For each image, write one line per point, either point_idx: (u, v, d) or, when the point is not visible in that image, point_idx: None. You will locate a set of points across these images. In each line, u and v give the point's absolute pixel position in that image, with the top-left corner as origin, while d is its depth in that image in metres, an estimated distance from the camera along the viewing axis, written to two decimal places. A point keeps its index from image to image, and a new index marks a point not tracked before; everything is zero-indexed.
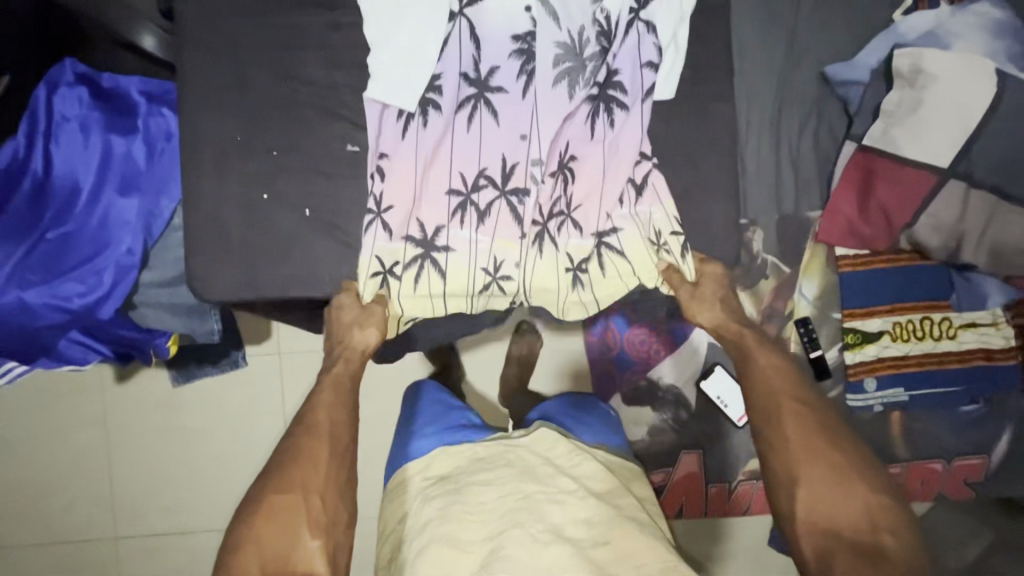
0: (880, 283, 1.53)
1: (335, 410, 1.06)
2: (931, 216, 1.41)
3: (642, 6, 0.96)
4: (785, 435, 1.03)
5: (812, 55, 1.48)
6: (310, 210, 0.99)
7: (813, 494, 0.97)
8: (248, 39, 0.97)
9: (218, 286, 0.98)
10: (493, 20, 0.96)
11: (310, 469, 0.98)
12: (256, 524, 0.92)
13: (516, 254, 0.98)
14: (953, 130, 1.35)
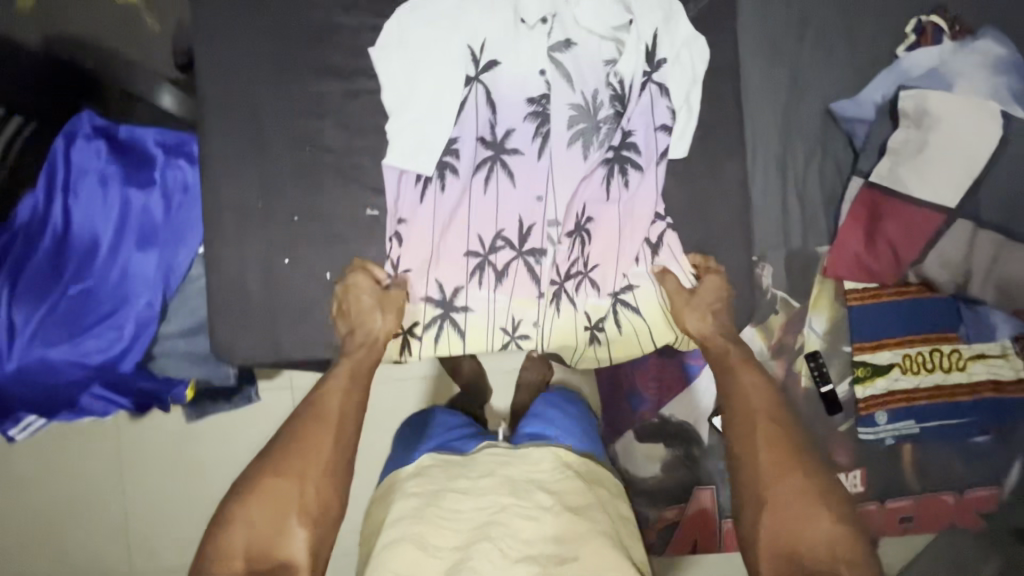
0: (886, 315, 1.54)
1: (347, 396, 1.01)
2: (939, 251, 1.43)
3: (654, 70, 1.01)
4: (760, 449, 1.01)
5: (818, 94, 1.54)
6: (331, 273, 1.03)
7: (788, 514, 0.95)
8: (269, 106, 0.99)
9: (241, 350, 1.00)
10: (508, 84, 0.99)
11: (309, 464, 0.94)
12: (245, 506, 0.90)
13: (533, 314, 1.04)
14: (957, 171, 1.40)
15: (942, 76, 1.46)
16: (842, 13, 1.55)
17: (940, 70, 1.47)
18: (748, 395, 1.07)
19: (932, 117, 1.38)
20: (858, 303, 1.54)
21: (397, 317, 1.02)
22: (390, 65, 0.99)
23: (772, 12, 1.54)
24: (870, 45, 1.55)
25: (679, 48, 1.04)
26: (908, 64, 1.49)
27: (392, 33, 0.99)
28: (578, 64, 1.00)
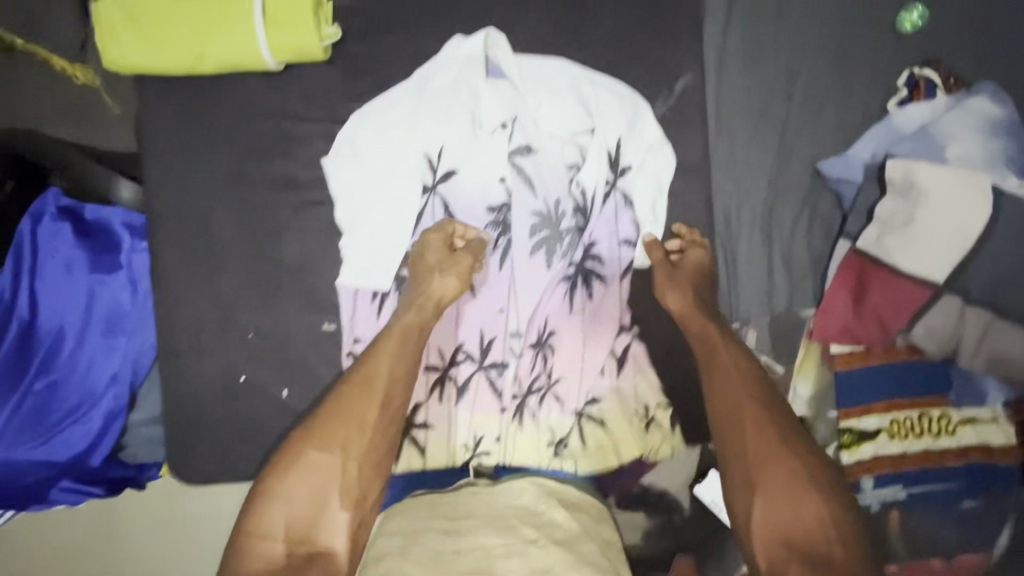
0: (872, 377, 1.30)
1: (396, 361, 1.10)
2: (925, 325, 1.29)
3: (617, 180, 1.16)
4: (743, 424, 1.14)
5: (801, 147, 1.36)
6: (286, 388, 1.11)
7: (763, 460, 1.12)
8: (226, 227, 1.10)
9: (200, 463, 1.11)
10: (469, 194, 1.14)
11: (354, 440, 1.06)
12: (291, 481, 1.05)
13: (494, 429, 1.14)
14: (947, 246, 1.29)
15: (934, 140, 1.32)
16: (829, 63, 1.37)
17: (932, 130, 1.33)
18: (729, 394, 1.16)
19: (923, 193, 1.29)
20: (845, 368, 1.31)
21: (461, 278, 1.12)
22: (342, 176, 1.12)
23: (750, 72, 1.35)
24: (863, 96, 1.36)
25: (638, 155, 1.18)
26: (900, 121, 1.35)
27: (346, 137, 1.12)
28: (541, 166, 1.15)
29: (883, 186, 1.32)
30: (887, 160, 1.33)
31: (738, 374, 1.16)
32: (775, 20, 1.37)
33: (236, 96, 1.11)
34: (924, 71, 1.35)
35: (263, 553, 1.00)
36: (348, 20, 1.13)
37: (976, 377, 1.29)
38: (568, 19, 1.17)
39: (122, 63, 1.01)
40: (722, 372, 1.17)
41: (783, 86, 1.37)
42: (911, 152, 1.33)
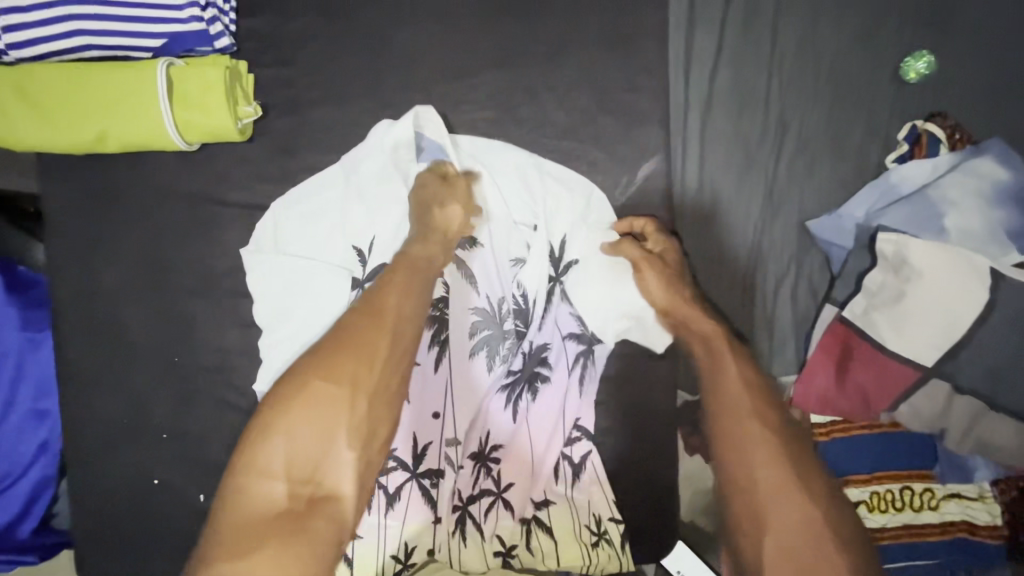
0: (855, 451, 0.96)
1: (405, 293, 0.77)
2: (912, 408, 0.94)
3: (562, 274, 0.88)
4: (751, 446, 0.72)
5: (792, 203, 1.06)
6: (160, 478, 0.88)
7: (772, 485, 0.69)
8: (133, 293, 0.88)
9: (108, 570, 0.89)
10: None
11: (363, 369, 0.70)
12: (292, 410, 0.67)
13: (429, 541, 0.85)
14: (942, 332, 0.92)
15: (940, 207, 0.97)
16: (827, 114, 1.06)
17: (934, 194, 0.98)
18: (734, 411, 0.75)
19: (918, 268, 0.94)
20: (825, 440, 0.97)
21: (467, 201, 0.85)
22: (263, 272, 0.85)
23: (742, 117, 1.05)
24: (854, 154, 1.06)
25: (602, 244, 0.88)
26: (896, 181, 1.03)
27: (266, 233, 0.86)
28: (493, 264, 0.88)
29: (874, 256, 0.98)
30: (878, 232, 0.98)
31: (743, 379, 0.78)
32: (767, 57, 1.05)
33: (140, 179, 0.87)
34: (929, 124, 1.03)
35: (263, 498, 0.64)
36: (262, 67, 0.86)
37: (966, 461, 0.96)
38: (528, 72, 0.87)
39: (21, 142, 0.81)
40: (729, 380, 0.79)
41: (774, 138, 1.05)
42: (905, 221, 0.99)
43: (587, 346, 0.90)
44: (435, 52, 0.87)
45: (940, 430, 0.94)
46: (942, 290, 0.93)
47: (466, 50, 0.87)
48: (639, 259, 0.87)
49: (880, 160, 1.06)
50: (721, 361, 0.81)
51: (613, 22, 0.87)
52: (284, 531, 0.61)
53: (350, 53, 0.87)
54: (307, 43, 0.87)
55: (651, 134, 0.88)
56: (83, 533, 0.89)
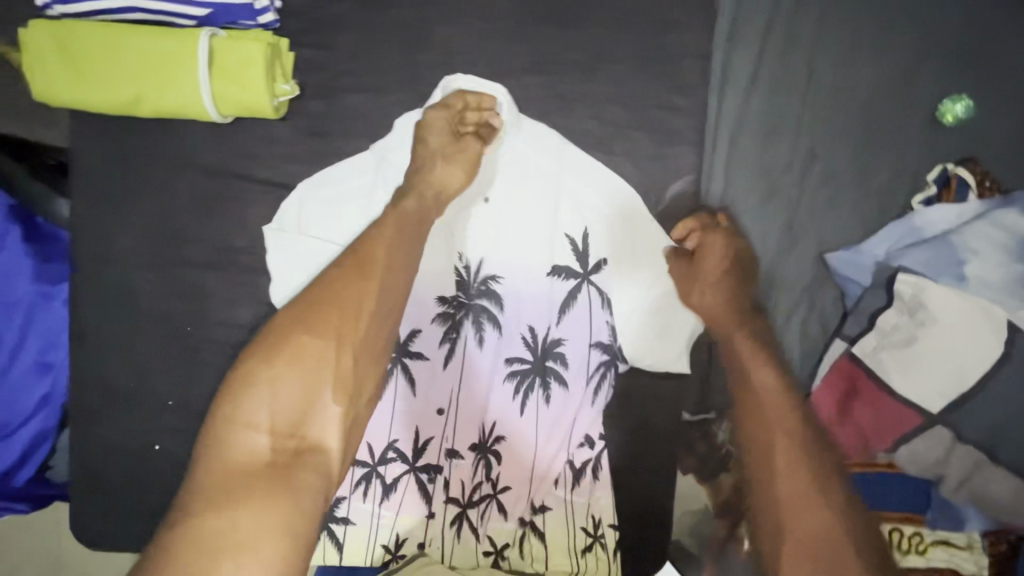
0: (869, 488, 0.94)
1: (393, 248, 0.84)
2: (910, 453, 0.94)
3: (592, 272, 0.88)
4: (777, 458, 0.84)
5: (811, 235, 1.01)
6: (160, 445, 0.88)
7: (791, 496, 0.82)
8: (148, 259, 0.87)
9: (106, 529, 0.90)
10: (421, 276, 0.87)
11: (349, 326, 0.79)
12: (278, 367, 0.75)
13: (422, 535, 0.88)
14: (949, 378, 0.94)
15: (958, 254, 0.96)
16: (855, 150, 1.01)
17: (955, 241, 0.97)
18: (763, 423, 0.86)
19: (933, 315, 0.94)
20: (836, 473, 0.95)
21: (466, 165, 0.86)
22: (283, 251, 0.85)
23: (768, 146, 1.01)
24: (877, 191, 1.01)
25: (625, 245, 0.88)
26: (920, 222, 0.99)
27: (288, 214, 0.86)
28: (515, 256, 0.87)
29: (892, 297, 0.97)
30: (897, 274, 0.97)
31: (767, 386, 0.88)
32: (798, 85, 1.02)
33: (166, 144, 0.86)
34: (960, 168, 1.00)
35: (248, 448, 0.72)
36: (300, 46, 0.85)
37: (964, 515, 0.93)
38: (564, 81, 0.86)
39: (56, 98, 0.81)
40: (759, 388, 0.89)
41: (800, 167, 1.01)
42: (924, 265, 0.97)
43: (611, 356, 0.89)
44: (474, 51, 0.86)
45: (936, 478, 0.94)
46: (950, 339, 0.94)
47: (504, 53, 0.86)
48: (675, 256, 0.88)
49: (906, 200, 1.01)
50: (750, 366, 0.89)
51: (656, 40, 0.86)
52: (273, 474, 0.70)
53: (389, 43, 0.86)
54: (345, 27, 0.85)
55: (684, 157, 0.87)
56: (82, 491, 0.89)
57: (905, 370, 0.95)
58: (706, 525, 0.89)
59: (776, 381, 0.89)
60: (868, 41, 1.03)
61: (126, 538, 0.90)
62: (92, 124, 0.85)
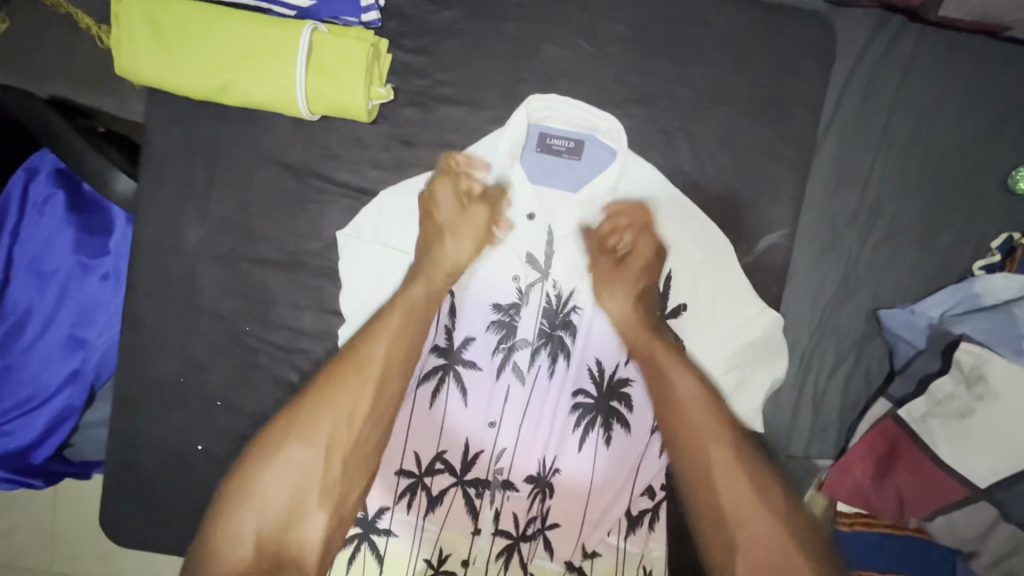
0: (869, 550, 0.91)
1: (394, 343, 0.80)
2: (948, 522, 0.89)
3: (671, 315, 0.82)
4: (709, 455, 0.81)
5: (872, 296, 1.00)
6: (201, 445, 0.85)
7: (726, 477, 0.81)
8: (212, 251, 0.84)
9: (134, 528, 0.86)
10: (480, 281, 0.82)
11: (340, 433, 0.79)
12: (268, 474, 0.79)
13: (466, 553, 0.84)
14: (1007, 455, 0.86)
15: (1020, 328, 0.89)
16: (925, 212, 1.00)
17: (1018, 314, 0.90)
18: (690, 423, 0.82)
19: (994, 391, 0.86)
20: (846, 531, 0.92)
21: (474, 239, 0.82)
22: (354, 259, 0.82)
23: (836, 200, 1.00)
24: (944, 257, 1.00)
25: (710, 291, 0.83)
26: (979, 291, 0.95)
27: (367, 220, 0.82)
28: (588, 272, 0.83)
29: (948, 363, 0.90)
30: (959, 340, 0.90)
31: (690, 388, 0.82)
32: (882, 141, 0.99)
33: (244, 132, 0.83)
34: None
35: (236, 559, 0.77)
36: (401, 50, 0.83)
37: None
38: (666, 115, 0.84)
39: (135, 72, 0.77)
40: (679, 394, 0.82)
41: (866, 223, 1.00)
42: (984, 334, 0.91)
43: (681, 408, 0.83)
44: (578, 74, 0.83)
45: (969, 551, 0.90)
46: (1011, 417, 0.86)
47: (609, 80, 0.84)
48: (594, 253, 0.83)
49: (967, 264, 1.00)
50: (667, 377, 0.82)
51: (763, 83, 0.84)
52: None
53: (492, 56, 0.83)
54: (449, 36, 0.83)
55: (780, 207, 0.85)
56: (114, 486, 0.85)
57: (959, 442, 0.88)
58: None
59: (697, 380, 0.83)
60: (966, 105, 1.00)
61: (157, 540, 0.86)
62: (171, 105, 0.82)
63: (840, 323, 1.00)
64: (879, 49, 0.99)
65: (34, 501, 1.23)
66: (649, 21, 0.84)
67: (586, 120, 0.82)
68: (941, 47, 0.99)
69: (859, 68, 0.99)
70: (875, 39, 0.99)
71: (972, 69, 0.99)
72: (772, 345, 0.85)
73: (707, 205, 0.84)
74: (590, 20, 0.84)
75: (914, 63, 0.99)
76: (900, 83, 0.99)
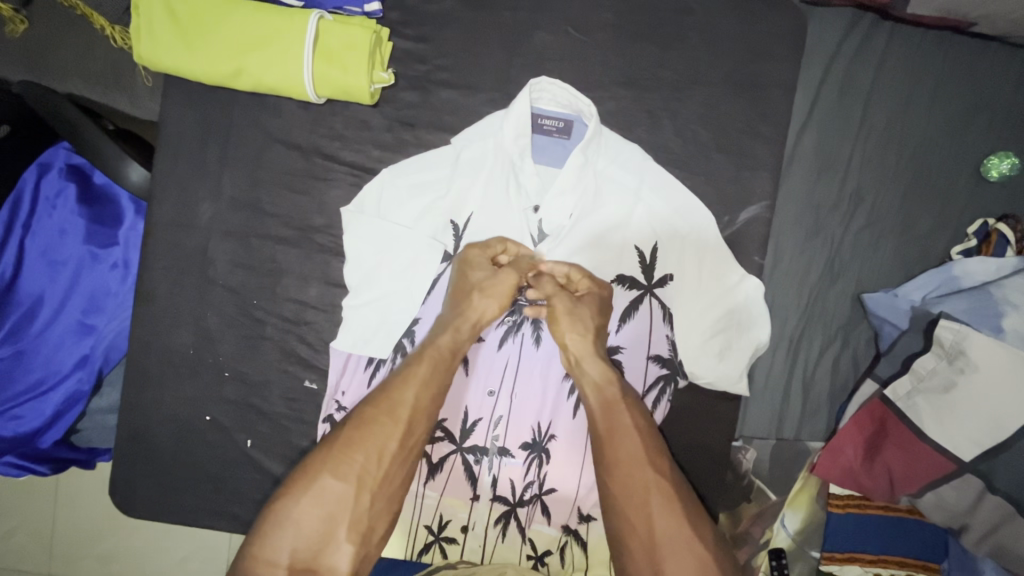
0: (863, 535, 0.98)
1: (424, 389, 0.77)
2: (937, 499, 0.93)
3: (658, 285, 0.87)
4: (651, 505, 0.72)
5: (851, 277, 1.02)
6: (211, 416, 0.90)
7: (668, 533, 0.70)
8: (222, 231, 0.89)
9: (147, 496, 0.90)
10: None
11: (372, 466, 0.73)
12: (299, 504, 0.70)
13: (466, 519, 0.88)
14: (985, 426, 0.88)
15: (1000, 305, 0.91)
16: (902, 195, 1.03)
17: (996, 292, 0.92)
18: (635, 463, 0.74)
19: (973, 363, 0.89)
20: (838, 512, 0.99)
21: (507, 299, 0.82)
22: (359, 233, 0.86)
23: (818, 185, 1.03)
24: (922, 241, 1.03)
25: (697, 263, 0.87)
26: (956, 273, 0.97)
27: (370, 195, 0.87)
28: (581, 247, 0.87)
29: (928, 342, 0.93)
30: (938, 318, 0.93)
31: (637, 429, 0.76)
32: (862, 128, 1.02)
33: (255, 117, 0.89)
34: (1001, 224, 0.99)
35: None
36: (403, 39, 0.90)
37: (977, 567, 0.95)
38: (651, 97, 0.90)
39: (158, 62, 0.85)
40: (625, 430, 0.76)
41: (847, 209, 1.02)
42: (966, 312, 0.92)
43: (671, 371, 0.88)
44: (568, 59, 0.90)
45: (958, 528, 0.93)
46: (991, 390, 0.88)
47: (597, 64, 0.90)
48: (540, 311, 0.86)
49: (945, 249, 1.02)
50: (615, 408, 0.78)
51: (738, 67, 0.90)
52: None
53: (487, 45, 0.89)
54: (448, 24, 0.90)
55: (758, 183, 0.90)
56: (128, 456, 0.90)
57: (939, 415, 0.91)
58: None
59: (644, 423, 0.77)
60: (942, 89, 1.03)
61: (168, 508, 0.90)
62: (187, 91, 0.89)
63: (821, 306, 1.02)
64: (855, 42, 1.03)
65: (39, 492, 1.24)
66: (633, 11, 0.90)
67: (572, 102, 0.83)
68: (919, 32, 1.03)
69: (838, 59, 1.03)
70: (854, 26, 1.03)
71: (948, 56, 1.03)
72: (756, 310, 0.88)
73: (689, 182, 0.89)
74: (578, 10, 0.90)
75: (891, 52, 1.03)
76: (877, 71, 1.03)
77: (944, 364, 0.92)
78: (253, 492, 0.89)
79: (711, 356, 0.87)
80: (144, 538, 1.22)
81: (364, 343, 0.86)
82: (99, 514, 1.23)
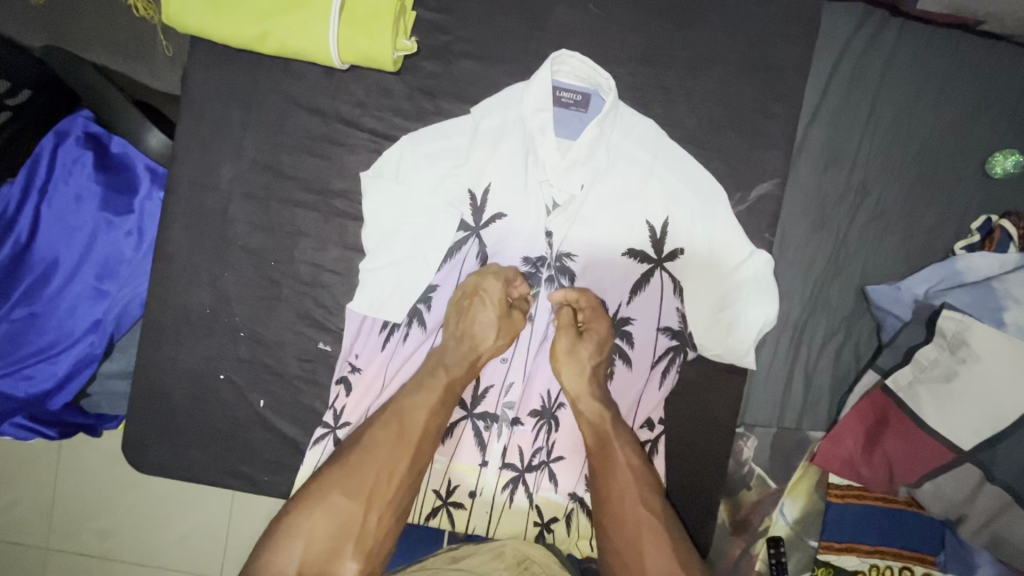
0: (861, 520, 1.00)
1: (434, 415, 0.77)
2: (935, 488, 0.94)
3: (670, 258, 0.88)
4: (641, 540, 0.74)
5: (856, 266, 1.04)
6: (224, 373, 0.91)
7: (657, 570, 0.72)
8: (242, 192, 0.91)
9: (158, 454, 0.91)
10: (499, 226, 0.88)
11: (381, 488, 0.73)
12: (311, 519, 0.71)
13: (474, 485, 0.89)
14: (983, 418, 0.90)
15: (1002, 300, 0.93)
16: (910, 184, 1.04)
17: (998, 286, 0.94)
18: (627, 502, 0.76)
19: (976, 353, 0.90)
20: (837, 502, 1.00)
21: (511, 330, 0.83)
22: (378, 198, 0.88)
23: (828, 170, 1.04)
24: (927, 232, 1.04)
25: (707, 238, 0.88)
26: (961, 268, 0.99)
27: (389, 161, 0.89)
28: (598, 222, 0.89)
29: (931, 332, 0.94)
30: (941, 309, 0.94)
31: (629, 466, 0.78)
32: (872, 118, 1.04)
33: (277, 80, 0.91)
34: (1005, 221, 1.01)
35: None
36: (426, 9, 0.92)
37: (973, 558, 0.96)
38: (666, 74, 0.91)
39: (185, 22, 0.86)
40: (616, 467, 0.78)
41: (855, 194, 1.04)
42: (968, 304, 0.94)
43: (680, 343, 0.89)
44: (587, 36, 0.91)
45: (957, 518, 0.95)
46: (991, 381, 0.89)
47: (616, 41, 0.91)
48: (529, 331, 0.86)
49: (949, 243, 1.04)
50: (608, 447, 0.79)
51: (754, 48, 0.92)
52: None
53: (508, 18, 0.91)
54: None
55: (770, 162, 0.92)
56: (141, 412, 0.91)
57: (941, 404, 0.92)
58: (724, 540, 1.04)
59: (639, 463, 0.79)
60: (952, 82, 1.04)
61: (180, 465, 0.91)
62: (213, 53, 0.90)
63: (828, 288, 1.03)
64: (871, 30, 1.04)
65: (45, 457, 1.25)
66: None
67: (592, 76, 0.85)
68: (931, 26, 1.05)
69: (849, 49, 1.05)
70: (868, 16, 1.05)
71: (959, 50, 1.05)
72: (765, 283, 0.90)
73: (703, 158, 0.91)
74: None
75: (904, 42, 1.04)
76: (889, 60, 1.04)
77: (946, 355, 0.93)
78: (265, 453, 0.90)
79: (721, 329, 0.89)
80: (147, 505, 1.23)
81: (376, 306, 0.87)
82: (103, 480, 1.24)
